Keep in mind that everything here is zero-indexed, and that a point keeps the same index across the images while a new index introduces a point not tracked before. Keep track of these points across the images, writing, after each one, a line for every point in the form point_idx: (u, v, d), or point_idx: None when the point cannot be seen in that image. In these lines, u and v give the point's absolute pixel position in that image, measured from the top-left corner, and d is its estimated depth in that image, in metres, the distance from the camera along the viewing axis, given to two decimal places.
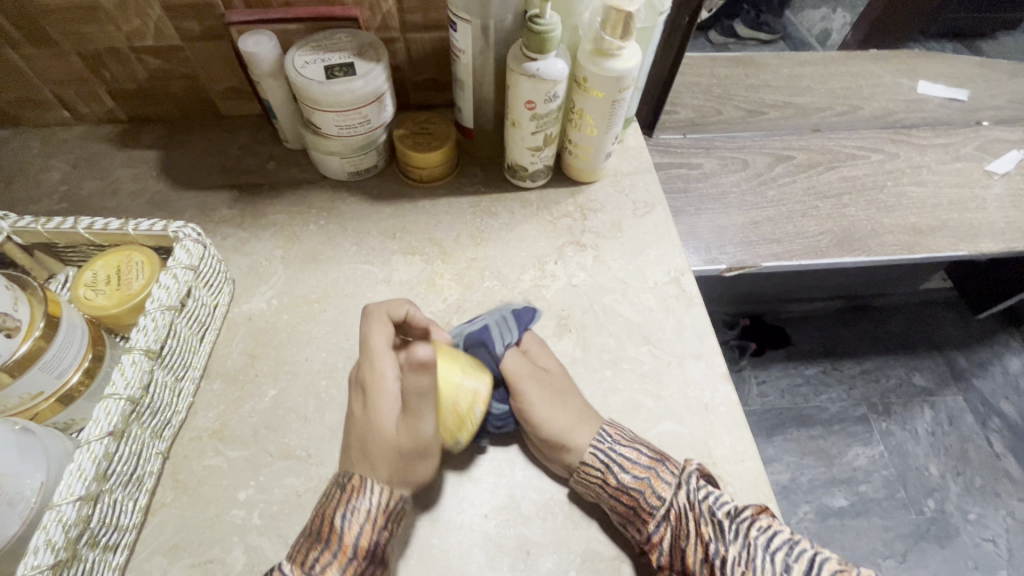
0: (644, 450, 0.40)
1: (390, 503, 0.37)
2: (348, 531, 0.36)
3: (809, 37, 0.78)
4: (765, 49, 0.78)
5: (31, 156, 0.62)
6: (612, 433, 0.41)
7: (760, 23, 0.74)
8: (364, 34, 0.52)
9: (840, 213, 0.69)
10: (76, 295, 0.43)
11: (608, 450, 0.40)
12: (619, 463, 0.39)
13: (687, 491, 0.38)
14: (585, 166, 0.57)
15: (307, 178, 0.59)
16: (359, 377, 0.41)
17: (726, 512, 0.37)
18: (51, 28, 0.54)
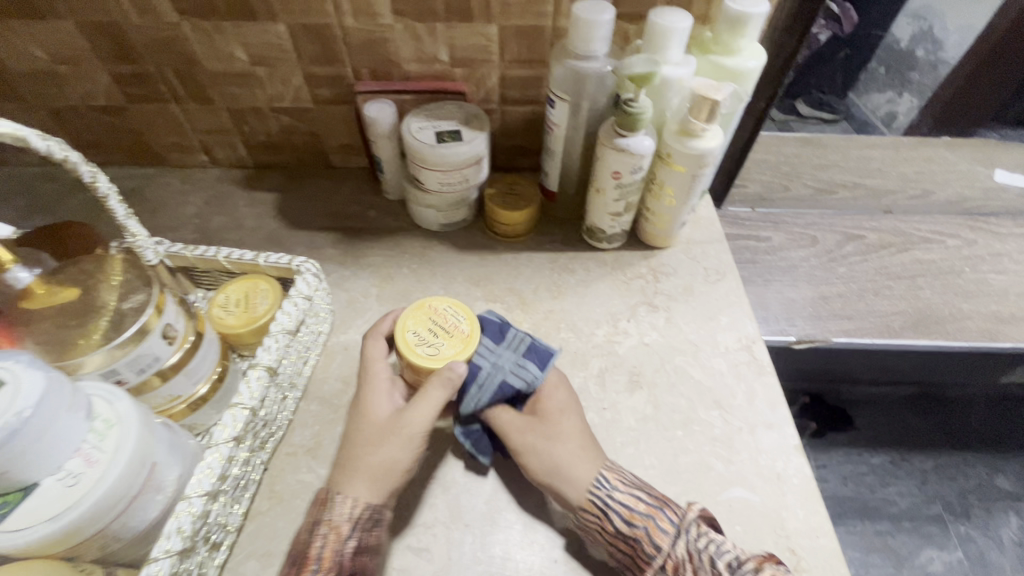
0: (643, 494, 0.40)
1: (357, 513, 0.38)
2: (314, 545, 0.37)
3: (875, 118, 0.84)
4: (829, 129, 0.82)
5: (172, 192, 0.72)
6: (611, 479, 0.41)
7: (822, 103, 0.80)
8: (469, 106, 0.60)
9: (915, 295, 0.68)
10: (209, 313, 0.49)
11: (606, 496, 0.40)
12: (617, 511, 0.40)
13: (687, 540, 0.38)
14: (657, 233, 0.60)
15: (403, 226, 0.65)
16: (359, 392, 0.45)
17: (726, 564, 0.36)
18: (212, 90, 0.64)
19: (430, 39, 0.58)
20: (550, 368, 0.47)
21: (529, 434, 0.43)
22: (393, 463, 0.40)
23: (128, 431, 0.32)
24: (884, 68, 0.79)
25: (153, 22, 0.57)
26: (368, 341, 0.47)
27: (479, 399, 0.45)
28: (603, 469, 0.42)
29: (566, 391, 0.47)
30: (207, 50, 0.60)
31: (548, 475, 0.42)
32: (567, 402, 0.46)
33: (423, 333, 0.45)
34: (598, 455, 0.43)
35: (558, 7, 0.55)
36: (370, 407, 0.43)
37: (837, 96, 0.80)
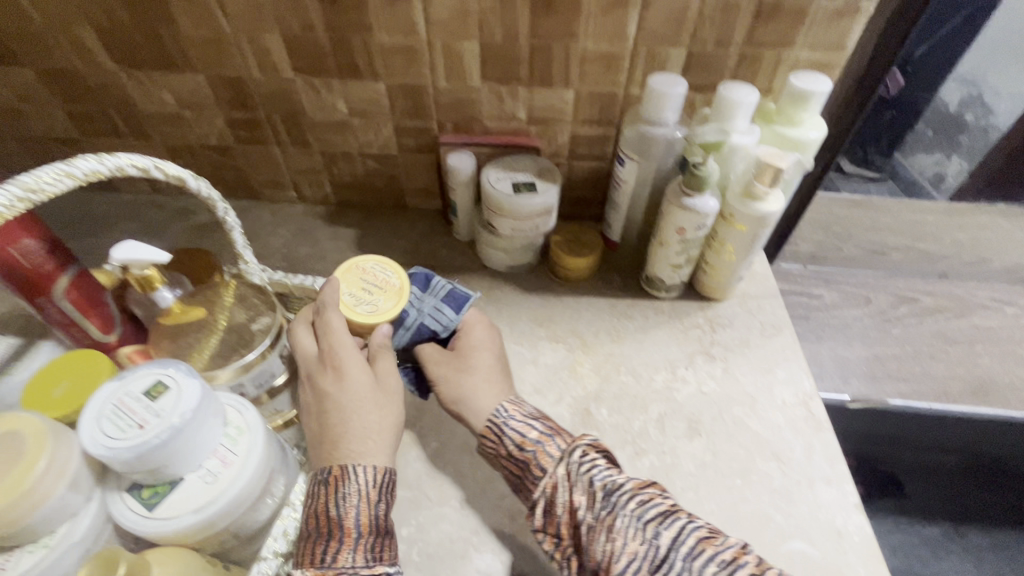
0: (537, 424, 0.47)
1: (377, 478, 0.40)
2: (345, 516, 0.38)
3: (922, 179, 0.81)
4: (874, 187, 0.80)
5: (263, 223, 0.79)
6: (510, 410, 0.48)
7: (866, 161, 0.78)
8: (543, 160, 0.65)
9: (972, 361, 0.68)
10: None
11: (504, 424, 0.47)
12: (512, 437, 0.46)
13: (568, 463, 0.43)
14: (715, 285, 0.63)
15: (472, 265, 0.70)
16: (315, 360, 0.43)
17: (601, 486, 0.41)
18: (310, 136, 0.72)
19: (512, 100, 0.64)
20: (466, 311, 0.55)
21: (444, 367, 0.52)
22: (388, 428, 0.42)
23: (255, 438, 0.36)
24: (931, 130, 0.76)
25: (271, 78, 0.66)
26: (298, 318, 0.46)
27: (404, 337, 0.53)
28: (505, 401, 0.49)
29: (485, 331, 0.54)
30: (312, 103, 0.68)
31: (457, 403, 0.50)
32: (484, 341, 0.53)
33: (356, 292, 0.47)
34: (504, 391, 0.51)
35: (631, 77, 0.60)
36: (348, 378, 0.43)
37: (881, 155, 0.78)
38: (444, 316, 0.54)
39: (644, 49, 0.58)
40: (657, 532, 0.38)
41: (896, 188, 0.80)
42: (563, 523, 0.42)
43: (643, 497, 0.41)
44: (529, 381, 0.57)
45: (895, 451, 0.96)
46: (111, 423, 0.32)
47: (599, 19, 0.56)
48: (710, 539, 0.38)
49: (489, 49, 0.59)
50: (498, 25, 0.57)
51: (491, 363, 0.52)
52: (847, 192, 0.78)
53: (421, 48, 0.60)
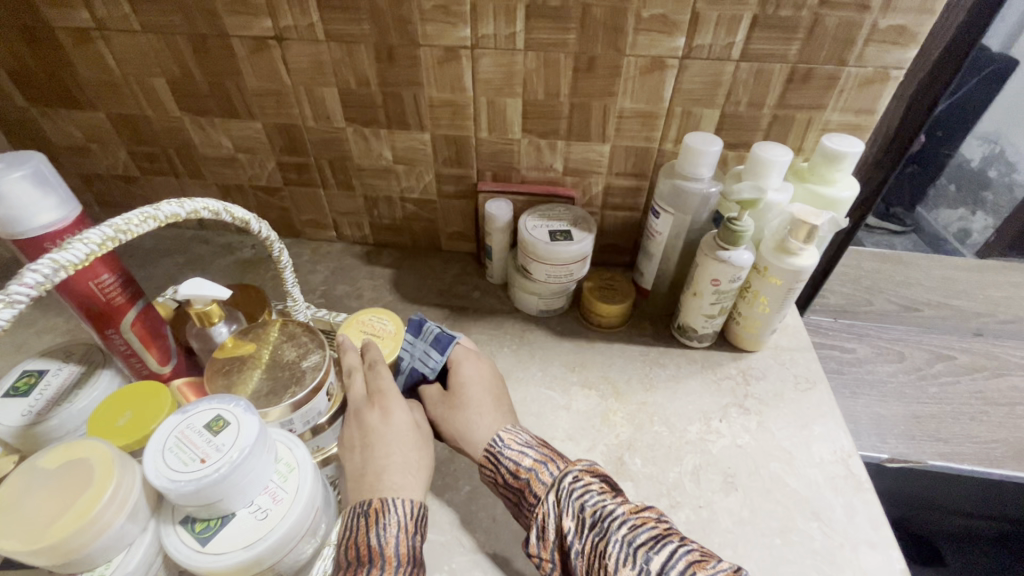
0: (533, 451, 0.47)
1: (414, 511, 0.41)
2: (385, 545, 0.38)
3: (948, 234, 0.77)
4: (899, 240, 0.77)
5: (304, 260, 0.82)
6: (506, 438, 0.48)
7: (890, 215, 0.75)
8: (577, 210, 0.68)
9: (1015, 424, 0.67)
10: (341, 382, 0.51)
11: (501, 451, 0.47)
12: (508, 464, 0.47)
13: (560, 486, 0.44)
14: (748, 336, 0.63)
15: (505, 308, 0.72)
16: (361, 397, 0.46)
17: (591, 511, 0.42)
18: (355, 180, 0.76)
19: (550, 152, 0.67)
20: (450, 353, 0.55)
21: (440, 406, 0.53)
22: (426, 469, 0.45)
23: (305, 475, 0.37)
24: (955, 185, 0.72)
25: (324, 126, 0.70)
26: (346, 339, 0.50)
27: (399, 382, 0.55)
28: (500, 429, 0.49)
29: (478, 366, 0.55)
30: (360, 150, 0.72)
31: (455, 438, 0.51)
32: (474, 376, 0.54)
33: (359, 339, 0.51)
34: (500, 419, 0.51)
35: (666, 134, 0.63)
36: (395, 414, 0.45)
37: (904, 210, 0.75)
38: (434, 357, 0.55)
39: (679, 109, 0.61)
40: (647, 559, 0.39)
41: (920, 241, 0.76)
42: (553, 548, 0.42)
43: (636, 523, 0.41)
44: (562, 427, 0.57)
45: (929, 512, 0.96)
46: (174, 456, 0.33)
47: (637, 81, 0.59)
48: (702, 561, 0.38)
49: (531, 105, 0.63)
50: (541, 84, 0.61)
51: (494, 400, 0.53)
52: (870, 246, 0.76)
53: (467, 104, 0.64)
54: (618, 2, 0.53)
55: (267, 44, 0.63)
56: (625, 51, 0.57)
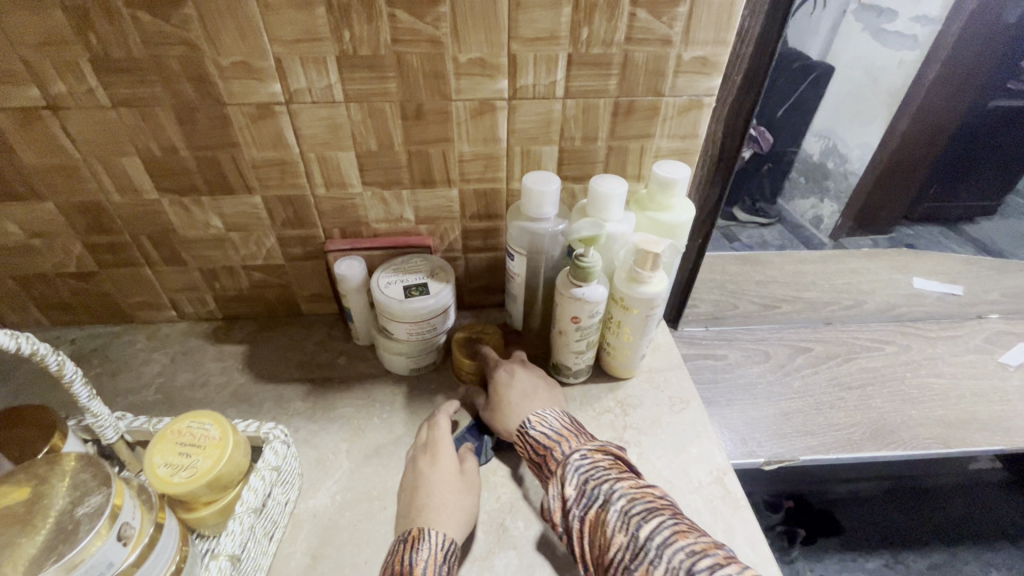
0: (555, 432, 0.50)
1: (445, 543, 0.44)
2: (416, 566, 0.42)
3: (805, 221, 0.94)
4: (766, 230, 0.92)
5: (137, 349, 0.71)
6: (534, 422, 0.52)
7: (756, 210, 0.90)
8: (435, 259, 0.64)
9: (867, 405, 0.72)
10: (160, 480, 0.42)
11: (529, 430, 0.51)
12: (534, 441, 0.50)
13: (570, 460, 0.46)
14: (621, 365, 0.63)
15: (374, 372, 0.66)
16: (421, 447, 0.54)
17: (595, 485, 0.44)
18: (184, 253, 0.67)
19: (397, 203, 0.64)
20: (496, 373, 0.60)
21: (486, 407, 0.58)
22: (468, 508, 0.49)
23: None
24: (804, 178, 0.86)
25: (133, 200, 0.61)
26: (194, 438, 0.44)
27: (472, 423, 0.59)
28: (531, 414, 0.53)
29: (521, 368, 0.59)
30: (183, 221, 0.64)
31: (504, 424, 0.55)
32: (523, 380, 0.58)
33: (170, 460, 0.43)
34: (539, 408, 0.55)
35: (511, 174, 0.62)
36: (441, 459, 0.51)
37: (767, 203, 0.89)
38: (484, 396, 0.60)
39: (518, 148, 0.60)
40: (639, 527, 0.39)
41: (784, 230, 0.92)
42: (562, 516, 0.45)
43: (630, 499, 0.42)
44: None
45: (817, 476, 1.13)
46: None
47: (470, 124, 0.57)
48: (686, 532, 0.38)
49: (365, 157, 0.59)
50: (371, 135, 0.57)
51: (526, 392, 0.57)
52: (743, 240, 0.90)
53: (295, 161, 0.59)
54: (431, 48, 0.51)
55: (41, 114, 0.53)
56: (451, 97, 0.55)
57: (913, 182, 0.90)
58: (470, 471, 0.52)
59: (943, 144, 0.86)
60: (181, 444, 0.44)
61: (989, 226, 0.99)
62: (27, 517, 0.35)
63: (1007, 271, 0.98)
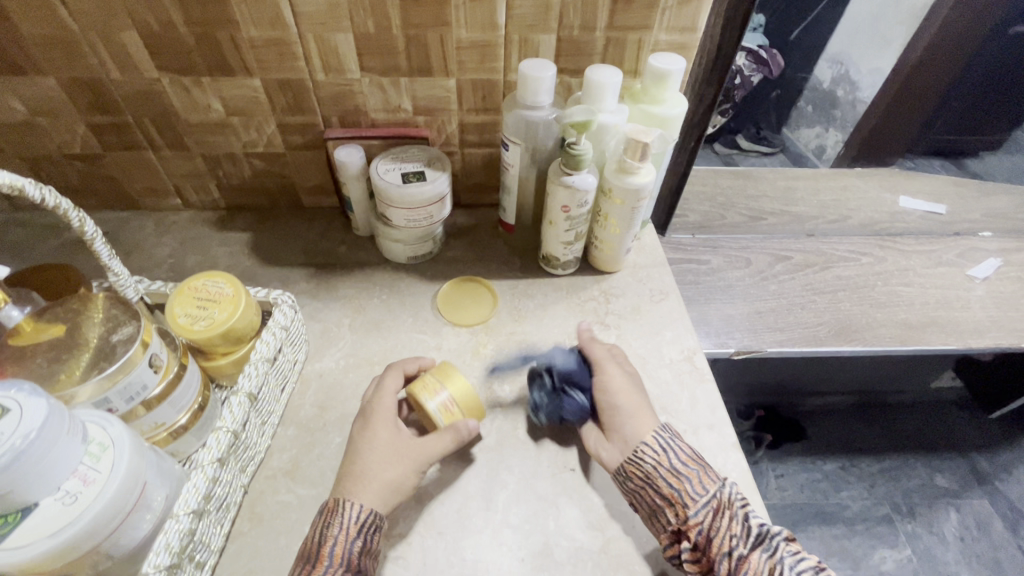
0: (694, 453, 0.46)
1: (363, 517, 0.42)
2: (326, 544, 0.40)
3: (808, 150, 0.93)
4: (768, 160, 0.91)
5: (146, 234, 0.74)
6: (669, 433, 0.47)
7: (761, 137, 0.88)
8: (432, 150, 0.66)
9: (836, 307, 0.77)
10: (179, 326, 0.46)
11: (666, 440, 0.46)
12: (678, 453, 0.45)
13: (728, 490, 0.44)
14: (607, 259, 0.66)
15: (373, 259, 0.70)
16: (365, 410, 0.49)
17: (758, 526, 0.42)
18: (188, 137, 0.68)
19: (395, 91, 0.64)
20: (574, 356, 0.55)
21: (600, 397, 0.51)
22: (408, 475, 0.45)
23: (121, 452, 0.34)
24: (811, 105, 0.87)
25: (134, 77, 0.62)
26: (206, 292, 0.48)
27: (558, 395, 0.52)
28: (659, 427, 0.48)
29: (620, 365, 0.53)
30: (183, 101, 0.64)
31: (620, 420, 0.49)
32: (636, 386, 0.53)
33: (190, 311, 0.47)
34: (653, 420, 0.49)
35: (508, 64, 0.62)
36: (371, 430, 0.46)
37: (772, 132, 0.88)
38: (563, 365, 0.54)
39: (517, 36, 0.60)
40: None
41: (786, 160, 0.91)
42: (711, 549, 0.41)
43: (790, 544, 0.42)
44: None
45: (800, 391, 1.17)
46: None
47: (468, 7, 0.57)
48: None
49: (363, 39, 0.59)
50: (369, 15, 0.57)
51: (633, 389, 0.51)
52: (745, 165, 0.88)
53: (293, 42, 0.59)
54: None
55: None
56: None
57: (921, 112, 0.88)
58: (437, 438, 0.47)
59: (959, 69, 0.83)
60: (195, 297, 0.48)
61: (989, 161, 0.98)
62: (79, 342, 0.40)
63: (994, 194, 1.00)
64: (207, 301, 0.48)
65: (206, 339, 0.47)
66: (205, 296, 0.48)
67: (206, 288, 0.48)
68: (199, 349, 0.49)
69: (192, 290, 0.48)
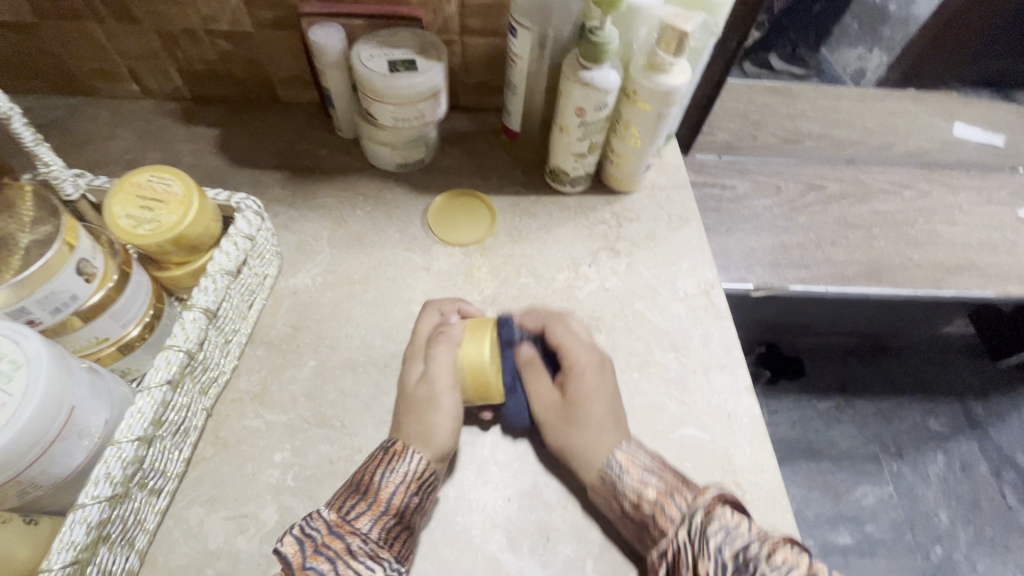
0: (656, 481, 0.38)
1: (425, 473, 0.39)
2: (384, 488, 0.38)
3: (845, 75, 0.77)
4: (800, 83, 0.76)
5: (100, 124, 0.65)
6: (624, 464, 0.40)
7: (794, 58, 0.74)
8: (426, 33, 0.54)
9: (869, 245, 0.70)
10: (119, 227, 0.40)
11: (618, 479, 0.39)
12: (626, 495, 0.38)
13: (688, 529, 0.35)
14: (623, 176, 0.58)
15: (357, 166, 0.61)
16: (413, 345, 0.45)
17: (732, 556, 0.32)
18: (136, 8, 0.56)
19: None
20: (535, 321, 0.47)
21: (556, 419, 0.42)
22: (444, 415, 0.41)
23: (37, 372, 0.29)
24: (857, 21, 0.72)
25: None
26: (153, 191, 0.41)
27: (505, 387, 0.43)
28: (617, 450, 0.40)
29: (603, 376, 0.44)
30: None
31: (575, 442, 0.41)
32: (596, 388, 0.43)
33: (132, 211, 0.40)
34: (619, 437, 0.41)
35: None
36: (410, 368, 0.43)
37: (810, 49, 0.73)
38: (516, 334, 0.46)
39: None
40: None
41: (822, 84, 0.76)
42: None
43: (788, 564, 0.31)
44: (421, 290, 0.52)
45: (801, 335, 1.13)
46: None
47: None
48: None
49: None
50: None
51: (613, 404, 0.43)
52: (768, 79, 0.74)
53: None
54: None
55: None
56: None
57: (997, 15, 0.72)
58: (442, 345, 0.43)
59: None
60: (141, 194, 0.41)
61: None
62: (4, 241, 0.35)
63: None
64: (154, 201, 0.41)
65: (155, 245, 0.40)
66: (153, 194, 0.41)
67: (153, 185, 0.41)
68: (150, 257, 0.43)
69: (136, 187, 0.41)
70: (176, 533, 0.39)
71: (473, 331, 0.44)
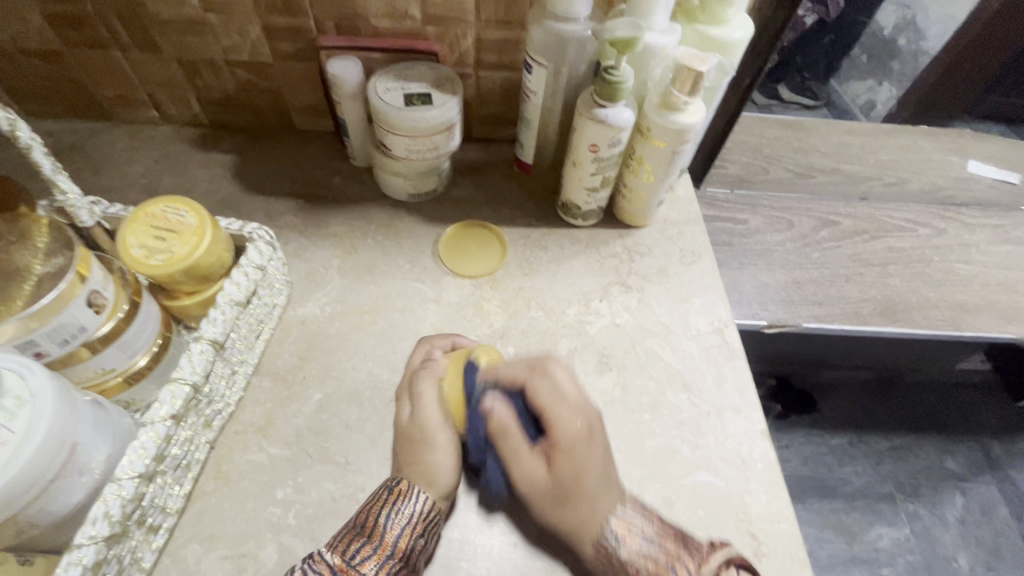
0: (656, 553, 0.36)
1: (431, 512, 0.39)
2: (390, 529, 0.37)
3: (852, 106, 0.84)
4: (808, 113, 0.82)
5: (118, 148, 0.66)
6: (620, 533, 0.37)
7: (805, 88, 0.80)
8: (441, 68, 0.55)
9: (884, 282, 0.69)
10: (131, 256, 0.40)
11: (618, 551, 0.37)
12: (630, 567, 0.36)
13: None
14: (635, 211, 0.58)
15: (369, 195, 0.61)
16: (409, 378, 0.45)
17: None
18: (159, 38, 0.57)
19: None
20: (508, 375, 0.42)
21: (537, 490, 0.38)
22: (443, 455, 0.40)
23: (41, 409, 0.29)
24: (866, 55, 0.78)
25: None
26: (168, 222, 0.41)
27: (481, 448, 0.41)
28: (613, 519, 0.37)
29: (592, 442, 0.39)
30: None
31: (562, 519, 0.38)
32: (585, 456, 0.38)
33: (146, 241, 0.40)
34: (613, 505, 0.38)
35: None
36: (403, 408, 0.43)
37: (819, 82, 0.80)
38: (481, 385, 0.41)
39: None
40: None
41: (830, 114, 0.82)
42: None
43: None
44: (430, 322, 0.52)
45: (812, 368, 1.12)
46: None
47: None
48: None
49: None
50: None
51: (606, 451, 0.39)
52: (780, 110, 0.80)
53: None
54: None
55: None
56: None
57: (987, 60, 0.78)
58: (425, 380, 0.43)
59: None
60: (156, 224, 0.41)
61: None
62: (17, 271, 0.35)
63: None
64: (167, 232, 0.41)
65: (164, 278, 0.40)
66: (167, 225, 0.41)
67: (169, 217, 0.41)
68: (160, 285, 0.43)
69: (151, 218, 0.41)
70: (172, 572, 0.38)
71: (458, 365, 0.43)
